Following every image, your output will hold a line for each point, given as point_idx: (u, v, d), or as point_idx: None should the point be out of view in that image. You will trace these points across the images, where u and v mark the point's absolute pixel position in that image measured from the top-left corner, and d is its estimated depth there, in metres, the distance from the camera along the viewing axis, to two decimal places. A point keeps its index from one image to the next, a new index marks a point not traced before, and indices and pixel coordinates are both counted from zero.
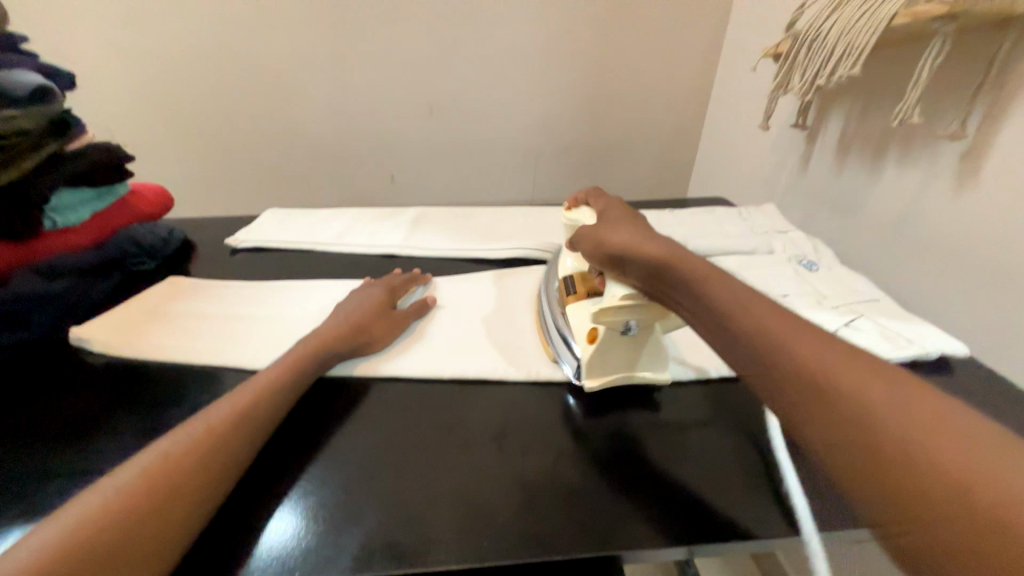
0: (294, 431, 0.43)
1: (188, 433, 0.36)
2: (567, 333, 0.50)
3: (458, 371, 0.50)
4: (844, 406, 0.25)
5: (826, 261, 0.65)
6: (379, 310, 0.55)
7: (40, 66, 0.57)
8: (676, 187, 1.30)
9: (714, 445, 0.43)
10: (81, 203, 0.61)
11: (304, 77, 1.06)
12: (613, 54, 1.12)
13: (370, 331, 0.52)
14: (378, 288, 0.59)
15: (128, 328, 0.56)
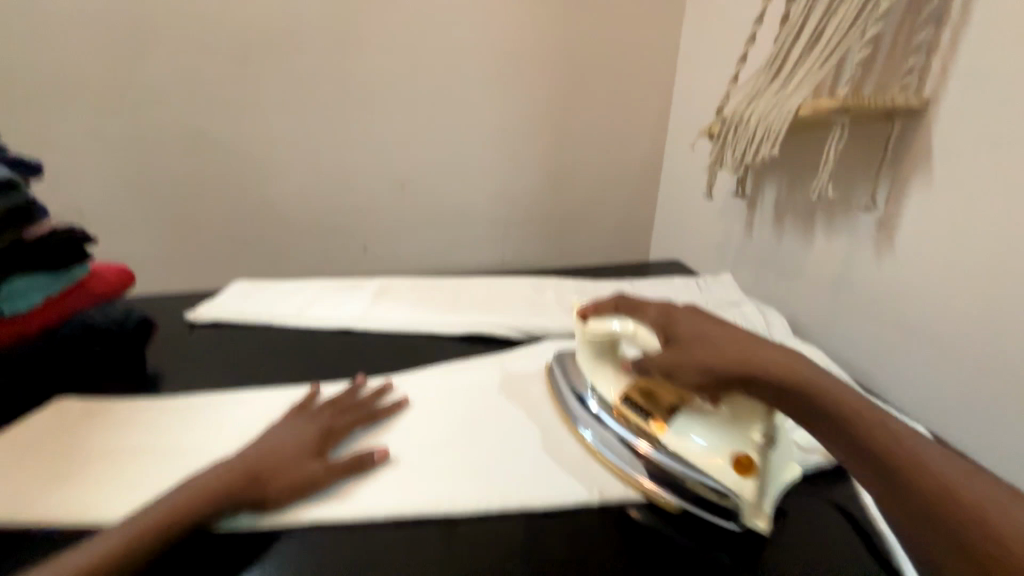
0: (210, 551, 0.40)
1: (60, 571, 0.34)
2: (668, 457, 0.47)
3: (397, 506, 0.44)
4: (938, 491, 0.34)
5: (779, 334, 0.70)
6: (294, 459, 0.45)
7: (10, 158, 0.59)
8: (638, 250, 1.37)
9: (672, 535, 0.44)
10: (35, 288, 0.60)
11: (280, 157, 1.12)
12: (570, 133, 1.23)
13: (273, 477, 0.43)
14: (310, 425, 0.50)
15: (66, 419, 0.54)
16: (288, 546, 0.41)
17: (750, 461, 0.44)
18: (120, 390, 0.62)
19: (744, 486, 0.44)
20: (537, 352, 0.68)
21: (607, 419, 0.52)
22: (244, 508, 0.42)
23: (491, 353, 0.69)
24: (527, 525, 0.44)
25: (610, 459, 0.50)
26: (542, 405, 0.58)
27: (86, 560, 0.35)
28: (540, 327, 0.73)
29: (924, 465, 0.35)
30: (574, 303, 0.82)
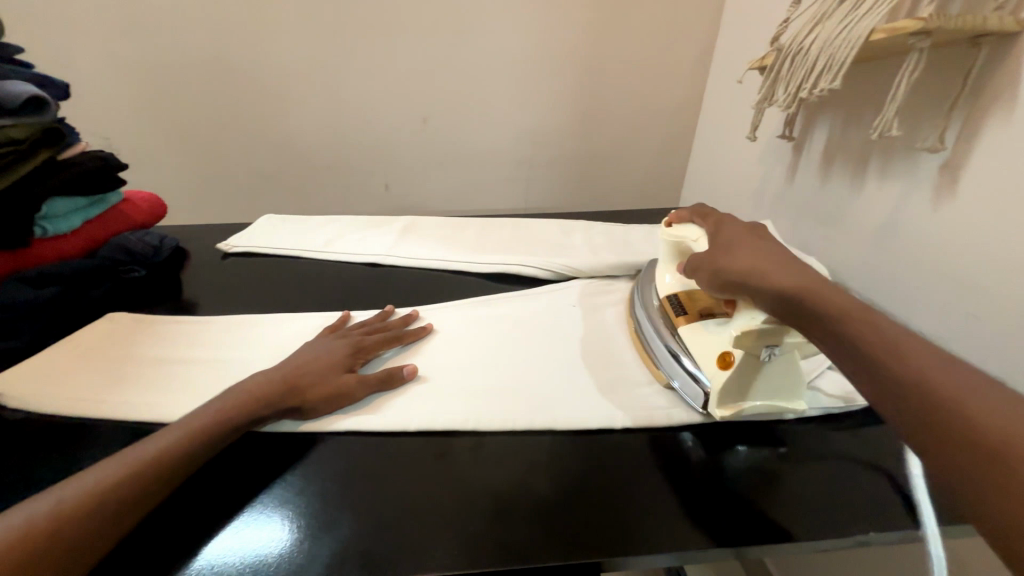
0: (256, 453, 0.43)
1: (124, 464, 0.36)
2: (677, 350, 0.51)
3: (426, 419, 0.45)
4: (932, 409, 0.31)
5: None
6: (329, 371, 0.48)
7: (35, 76, 0.58)
8: (667, 197, 1.31)
9: (698, 459, 0.44)
10: (73, 210, 0.61)
11: (300, 87, 1.08)
12: (604, 66, 1.14)
13: (310, 389, 0.46)
14: (340, 343, 0.52)
15: (116, 335, 0.56)
16: (323, 451, 0.43)
17: (732, 358, 0.45)
18: (162, 311, 0.64)
19: (716, 376, 0.45)
20: (563, 293, 0.68)
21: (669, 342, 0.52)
22: (285, 414, 0.44)
23: (516, 291, 0.68)
24: (557, 445, 0.45)
25: (671, 381, 0.50)
26: (569, 338, 0.58)
27: (147, 453, 0.37)
28: (567, 267, 0.72)
29: (938, 373, 0.32)
30: (602, 246, 0.80)
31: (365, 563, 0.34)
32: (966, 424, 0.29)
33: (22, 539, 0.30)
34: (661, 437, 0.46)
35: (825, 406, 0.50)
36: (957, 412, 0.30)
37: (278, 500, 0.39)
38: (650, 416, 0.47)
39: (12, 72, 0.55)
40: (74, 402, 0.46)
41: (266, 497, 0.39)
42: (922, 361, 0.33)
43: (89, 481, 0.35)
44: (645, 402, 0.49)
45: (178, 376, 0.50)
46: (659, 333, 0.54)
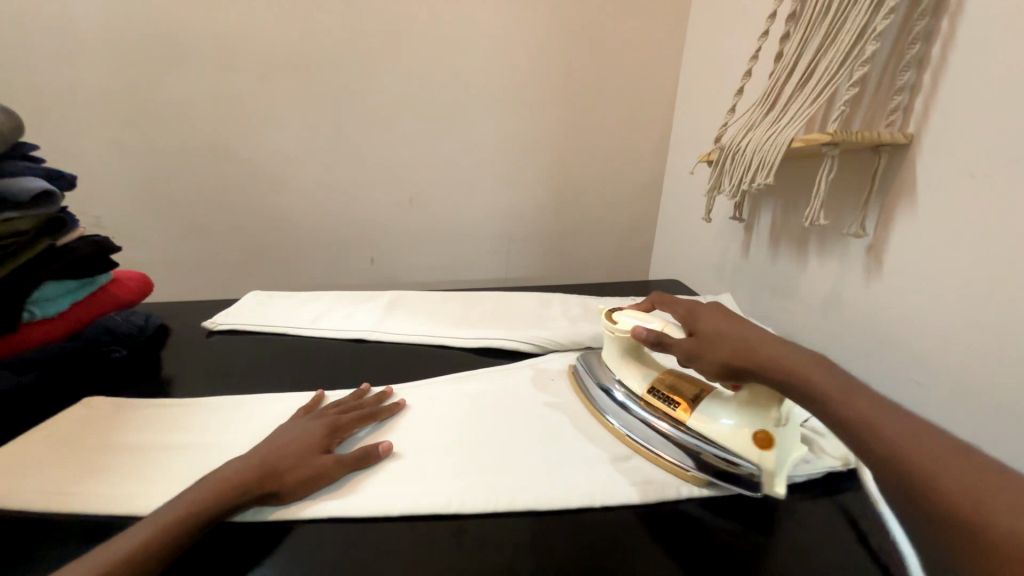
0: (226, 546, 0.41)
1: (91, 565, 0.34)
2: (669, 431, 0.53)
3: (409, 504, 0.46)
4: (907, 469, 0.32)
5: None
6: (306, 453, 0.48)
7: (47, 170, 0.62)
8: (638, 268, 1.40)
9: (679, 536, 0.45)
10: (63, 294, 0.62)
11: (294, 172, 1.16)
12: (574, 155, 1.28)
13: (286, 475, 0.45)
14: (318, 422, 0.52)
15: (89, 421, 0.55)
16: (294, 543, 0.42)
17: (769, 436, 0.47)
18: (139, 392, 0.63)
19: (765, 459, 0.47)
20: (541, 366, 0.71)
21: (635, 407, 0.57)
22: (262, 498, 0.44)
23: (497, 366, 0.71)
24: (534, 527, 0.45)
25: (652, 449, 0.53)
26: (548, 413, 0.60)
27: (115, 554, 0.36)
28: (546, 340, 0.76)
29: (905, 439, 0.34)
30: (578, 319, 0.85)
31: None
32: (934, 480, 0.31)
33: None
34: (639, 513, 0.47)
35: (794, 474, 0.52)
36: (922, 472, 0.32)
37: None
38: (628, 491, 0.49)
39: (26, 168, 0.59)
40: (40, 496, 0.44)
41: None
42: (911, 424, 0.35)
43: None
44: (622, 475, 0.51)
45: (155, 463, 0.49)
46: (637, 410, 0.56)
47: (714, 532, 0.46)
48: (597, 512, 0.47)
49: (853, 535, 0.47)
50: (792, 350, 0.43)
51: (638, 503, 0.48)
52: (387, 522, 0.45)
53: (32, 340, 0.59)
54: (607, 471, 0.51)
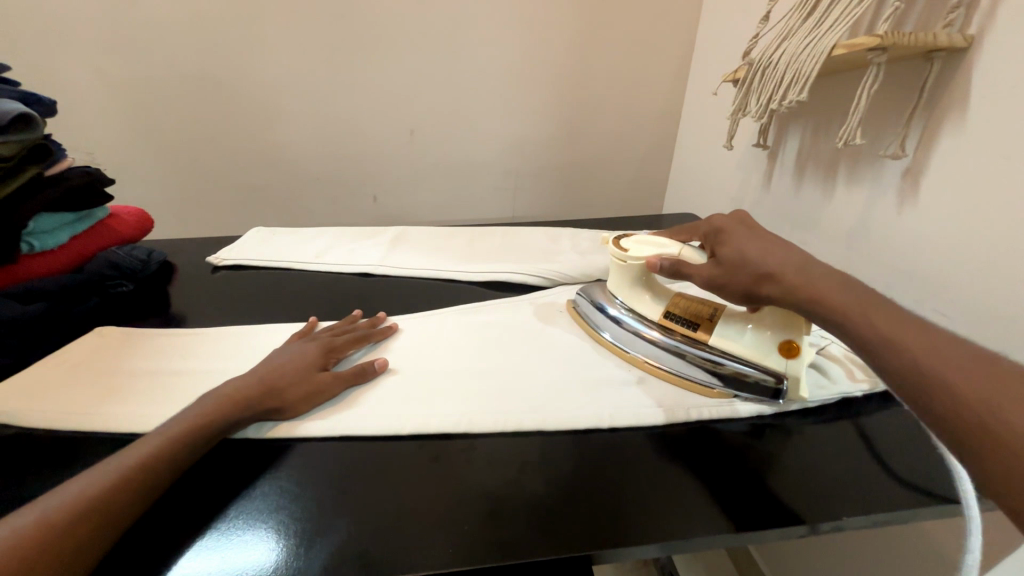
0: (236, 462, 0.43)
1: (107, 476, 0.35)
2: (688, 349, 0.53)
3: (417, 424, 0.46)
4: (950, 390, 0.29)
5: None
6: (305, 372, 0.49)
7: (21, 94, 0.58)
8: (650, 204, 1.35)
9: (686, 454, 0.45)
10: (60, 227, 0.61)
11: (288, 102, 1.09)
12: (587, 80, 1.18)
13: (284, 395, 0.46)
14: (313, 343, 0.53)
15: (102, 351, 0.56)
16: (301, 459, 0.43)
17: (792, 350, 0.49)
18: (151, 325, 0.64)
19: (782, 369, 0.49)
20: (546, 299, 0.70)
21: (674, 343, 0.54)
22: (262, 416, 0.45)
23: (502, 299, 0.70)
24: (539, 445, 0.46)
25: (673, 369, 0.54)
26: (553, 341, 0.60)
27: (129, 464, 0.37)
28: (554, 273, 0.74)
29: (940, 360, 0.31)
30: (587, 253, 0.82)
31: (359, 564, 0.35)
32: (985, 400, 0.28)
33: (11, 552, 0.29)
34: (643, 433, 0.48)
35: (802, 401, 0.51)
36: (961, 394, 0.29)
37: (263, 510, 0.39)
38: (632, 412, 0.49)
39: None
40: (62, 419, 0.46)
41: (258, 505, 0.39)
42: (990, 368, 0.30)
43: (68, 495, 0.34)
44: (627, 398, 0.51)
45: (169, 389, 0.50)
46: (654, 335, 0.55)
47: (721, 451, 0.46)
48: (605, 433, 0.47)
49: (864, 454, 0.47)
50: (817, 270, 0.40)
51: (646, 426, 0.48)
52: (392, 442, 0.46)
53: (37, 272, 0.58)
54: (615, 395, 0.51)
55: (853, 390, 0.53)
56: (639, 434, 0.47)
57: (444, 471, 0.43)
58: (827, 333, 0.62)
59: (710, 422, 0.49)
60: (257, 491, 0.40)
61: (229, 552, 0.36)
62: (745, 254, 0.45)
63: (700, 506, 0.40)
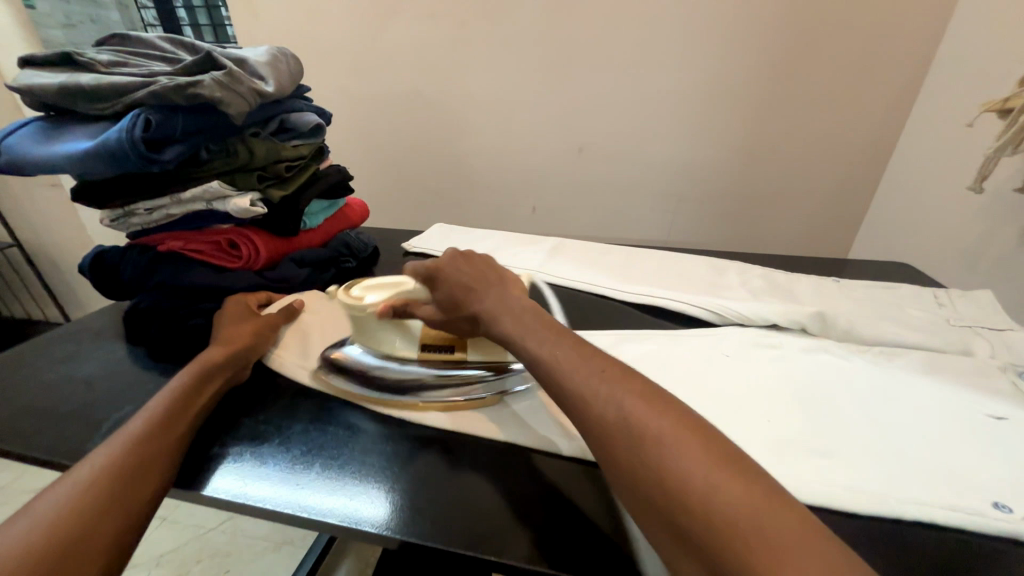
0: (212, 428, 0.48)
1: (128, 445, 0.39)
2: (422, 370, 0.52)
3: (575, 447, 0.46)
4: (639, 438, 0.32)
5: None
6: (254, 332, 0.56)
7: (316, 109, 0.75)
8: (834, 244, 1.19)
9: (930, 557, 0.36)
10: (319, 211, 0.76)
11: (477, 117, 1.22)
12: (781, 103, 1.08)
13: (246, 355, 0.54)
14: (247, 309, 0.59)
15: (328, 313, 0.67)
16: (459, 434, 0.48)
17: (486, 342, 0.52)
18: None
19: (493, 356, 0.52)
20: (711, 336, 0.59)
21: (413, 368, 0.52)
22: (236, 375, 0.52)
23: (649, 330, 0.61)
24: None
25: (421, 397, 0.51)
26: (721, 380, 0.51)
27: (141, 434, 0.40)
28: (728, 310, 0.62)
29: (618, 406, 0.34)
30: (761, 294, 0.69)
31: (564, 558, 0.37)
32: (652, 442, 0.32)
33: (84, 511, 0.33)
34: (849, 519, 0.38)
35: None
36: (630, 439, 0.32)
37: (471, 480, 0.43)
38: (833, 496, 0.38)
39: (304, 107, 0.69)
40: (302, 367, 0.56)
41: (467, 475, 0.44)
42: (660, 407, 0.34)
43: (98, 465, 0.37)
44: (817, 471, 0.40)
45: None
46: (393, 366, 0.52)
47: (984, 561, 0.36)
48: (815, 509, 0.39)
49: None
50: (501, 300, 0.48)
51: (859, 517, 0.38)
52: (547, 457, 0.46)
53: (302, 244, 0.73)
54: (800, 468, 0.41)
55: None
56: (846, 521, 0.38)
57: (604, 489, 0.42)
58: None
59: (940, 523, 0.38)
60: (456, 459, 0.45)
61: (306, 503, 0.41)
62: (459, 298, 0.50)
63: None
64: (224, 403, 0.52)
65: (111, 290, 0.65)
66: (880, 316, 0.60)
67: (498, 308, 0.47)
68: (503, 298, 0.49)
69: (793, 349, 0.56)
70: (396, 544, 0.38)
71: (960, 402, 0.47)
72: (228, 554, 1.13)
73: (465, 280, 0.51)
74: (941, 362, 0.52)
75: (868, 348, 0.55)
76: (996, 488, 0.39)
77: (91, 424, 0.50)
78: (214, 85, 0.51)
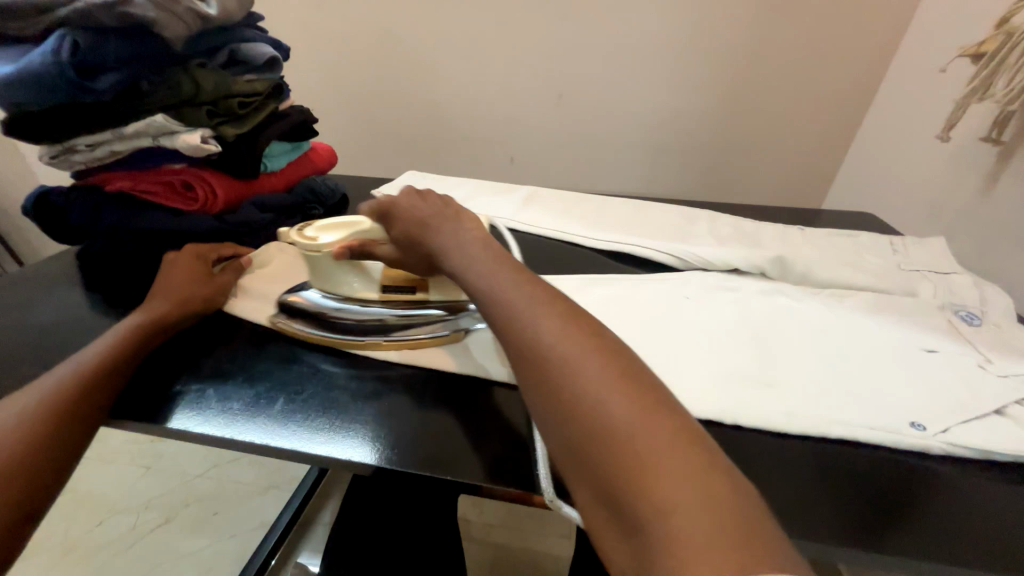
0: (161, 370, 0.48)
1: (47, 400, 0.39)
2: (381, 308, 0.54)
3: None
4: (579, 394, 0.30)
5: (994, 315, 0.53)
6: (203, 281, 0.55)
7: (272, 41, 0.70)
8: (807, 197, 1.20)
9: (848, 472, 0.39)
10: (281, 153, 0.72)
11: (451, 59, 1.15)
12: (763, 49, 1.05)
13: (194, 304, 0.53)
14: (200, 254, 0.57)
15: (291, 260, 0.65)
16: (417, 377, 0.49)
17: None
18: None
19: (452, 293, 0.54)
20: (673, 280, 0.60)
21: (372, 308, 0.54)
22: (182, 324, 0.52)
23: (613, 275, 0.62)
24: None
25: (366, 336, 0.52)
26: (677, 320, 0.52)
27: (62, 389, 0.40)
28: (689, 256, 0.63)
29: (573, 358, 0.31)
30: (727, 240, 0.70)
31: (511, 478, 0.39)
32: (598, 400, 0.29)
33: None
34: (780, 441, 0.41)
35: (988, 450, 0.39)
36: (575, 393, 0.30)
37: (429, 414, 0.45)
38: (764, 419, 0.41)
39: (256, 36, 0.64)
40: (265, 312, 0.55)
41: (422, 410, 0.45)
42: (616, 367, 0.31)
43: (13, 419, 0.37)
44: (757, 399, 0.43)
45: None
46: (350, 305, 0.54)
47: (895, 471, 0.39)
48: (746, 438, 0.41)
49: None
50: (455, 243, 0.46)
51: (789, 440, 0.41)
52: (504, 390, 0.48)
53: (264, 188, 0.70)
54: (741, 397, 0.43)
55: None
56: (775, 444, 0.41)
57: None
58: None
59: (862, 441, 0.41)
60: (414, 396, 0.47)
61: (264, 429, 0.42)
62: (415, 237, 0.49)
63: (844, 511, 0.36)
64: (182, 346, 0.52)
65: (60, 233, 0.62)
66: (837, 262, 0.62)
67: (454, 251, 0.45)
68: (456, 241, 0.46)
69: (751, 291, 0.57)
70: (356, 469, 0.40)
71: (896, 335, 0.50)
72: (216, 498, 1.17)
73: (417, 215, 0.50)
74: (888, 304, 0.54)
75: (820, 291, 0.57)
76: (916, 411, 0.42)
77: (51, 366, 0.50)
78: (148, 5, 0.48)
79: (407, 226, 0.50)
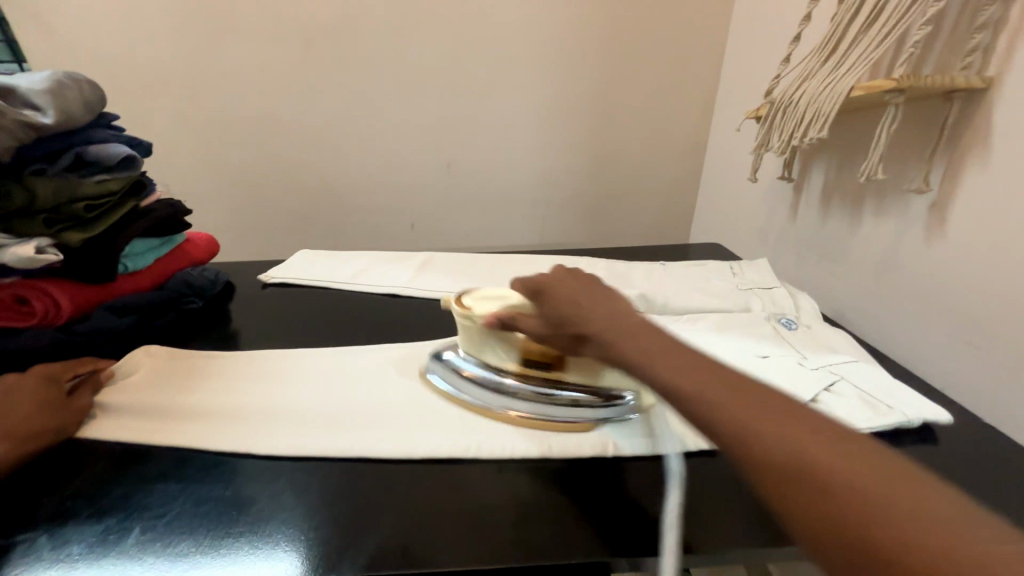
0: None
1: None
2: (534, 387, 0.51)
3: (431, 447, 0.47)
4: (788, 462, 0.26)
5: (805, 318, 0.66)
6: (50, 406, 0.48)
7: (130, 138, 0.68)
8: (676, 232, 1.39)
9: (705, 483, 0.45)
10: (147, 249, 0.68)
11: (338, 139, 1.19)
12: (614, 116, 1.25)
13: (37, 435, 0.46)
14: (46, 374, 0.50)
15: (159, 363, 0.60)
16: (304, 470, 0.46)
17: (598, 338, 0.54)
18: (195, 344, 0.67)
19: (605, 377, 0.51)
20: None
21: (529, 386, 0.51)
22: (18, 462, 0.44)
23: None
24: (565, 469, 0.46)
25: (522, 413, 0.51)
26: None
27: None
28: None
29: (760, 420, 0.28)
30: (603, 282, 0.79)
31: (403, 558, 0.37)
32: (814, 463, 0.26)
33: None
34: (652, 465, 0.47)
35: None
36: (782, 461, 0.27)
37: (314, 507, 0.42)
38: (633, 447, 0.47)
39: (109, 136, 0.62)
40: (125, 429, 0.50)
41: (307, 503, 0.42)
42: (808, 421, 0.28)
43: None
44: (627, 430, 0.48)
45: (213, 406, 0.53)
46: (508, 383, 0.51)
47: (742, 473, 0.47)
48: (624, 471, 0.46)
49: None
50: (598, 313, 0.40)
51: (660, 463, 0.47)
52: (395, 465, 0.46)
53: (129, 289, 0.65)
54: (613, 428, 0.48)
55: (872, 425, 0.48)
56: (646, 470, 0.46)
57: (453, 488, 0.44)
58: (841, 367, 0.55)
59: (712, 449, 0.49)
60: (298, 491, 0.43)
61: (115, 569, 0.37)
62: (563, 319, 0.43)
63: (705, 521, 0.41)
64: (14, 487, 0.44)
65: None
66: (688, 290, 0.72)
67: (599, 327, 0.39)
68: (598, 315, 0.40)
69: None
70: None
71: (737, 348, 0.58)
72: None
73: (569, 292, 0.43)
74: (728, 322, 0.64)
75: (676, 317, 0.66)
76: None
77: None
78: None
79: (559, 310, 0.43)
